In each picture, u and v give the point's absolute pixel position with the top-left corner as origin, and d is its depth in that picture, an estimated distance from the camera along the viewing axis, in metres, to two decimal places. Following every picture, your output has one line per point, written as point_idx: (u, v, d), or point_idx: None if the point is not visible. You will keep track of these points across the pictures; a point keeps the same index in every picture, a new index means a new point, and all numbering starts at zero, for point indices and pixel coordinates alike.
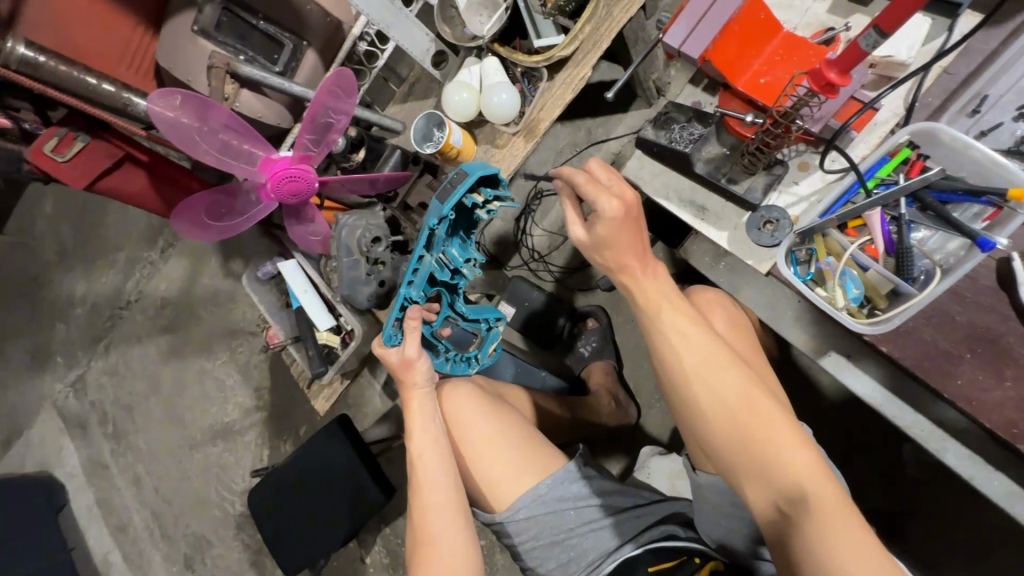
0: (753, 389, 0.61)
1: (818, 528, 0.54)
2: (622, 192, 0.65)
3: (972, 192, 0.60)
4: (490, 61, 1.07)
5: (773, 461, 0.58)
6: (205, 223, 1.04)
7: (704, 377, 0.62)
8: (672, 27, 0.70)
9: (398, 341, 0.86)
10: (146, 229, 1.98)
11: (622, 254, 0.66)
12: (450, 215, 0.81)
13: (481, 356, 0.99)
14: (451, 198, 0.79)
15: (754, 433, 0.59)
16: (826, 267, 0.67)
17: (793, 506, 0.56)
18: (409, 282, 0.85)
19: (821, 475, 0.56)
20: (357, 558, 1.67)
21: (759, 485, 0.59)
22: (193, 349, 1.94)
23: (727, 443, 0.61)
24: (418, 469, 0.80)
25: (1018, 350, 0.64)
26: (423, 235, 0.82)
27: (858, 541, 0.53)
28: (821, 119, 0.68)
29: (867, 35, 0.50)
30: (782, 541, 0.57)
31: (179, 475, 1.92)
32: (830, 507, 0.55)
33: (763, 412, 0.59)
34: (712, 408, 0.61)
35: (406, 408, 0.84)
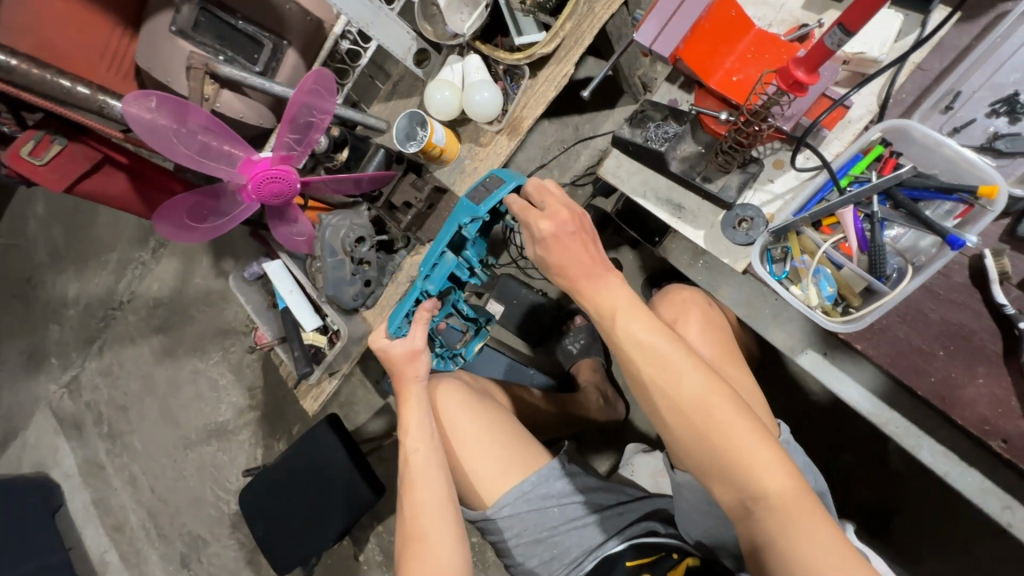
0: (713, 392, 0.59)
1: (782, 526, 0.54)
2: (556, 212, 0.67)
3: (943, 189, 0.60)
4: (472, 58, 1.06)
5: (736, 463, 0.57)
6: (188, 225, 1.03)
7: (663, 385, 0.61)
8: (643, 26, 0.70)
9: (405, 334, 0.89)
10: (136, 229, 1.97)
11: (575, 269, 0.66)
12: (484, 217, 0.83)
13: (467, 353, 1.04)
14: (488, 202, 0.82)
15: (715, 436, 0.58)
16: (801, 264, 0.67)
17: (758, 505, 0.56)
18: (425, 275, 0.89)
19: (784, 473, 0.56)
20: (351, 556, 1.68)
21: (726, 485, 0.58)
22: (186, 349, 1.94)
23: (692, 447, 0.60)
24: (412, 464, 0.79)
25: (992, 348, 0.64)
26: (451, 235, 0.85)
27: (821, 538, 0.53)
28: (793, 116, 0.68)
29: (832, 34, 0.49)
30: (751, 540, 0.57)
31: (175, 474, 1.93)
32: (792, 505, 0.55)
33: (723, 414, 0.58)
34: (673, 414, 0.60)
35: (402, 397, 0.84)
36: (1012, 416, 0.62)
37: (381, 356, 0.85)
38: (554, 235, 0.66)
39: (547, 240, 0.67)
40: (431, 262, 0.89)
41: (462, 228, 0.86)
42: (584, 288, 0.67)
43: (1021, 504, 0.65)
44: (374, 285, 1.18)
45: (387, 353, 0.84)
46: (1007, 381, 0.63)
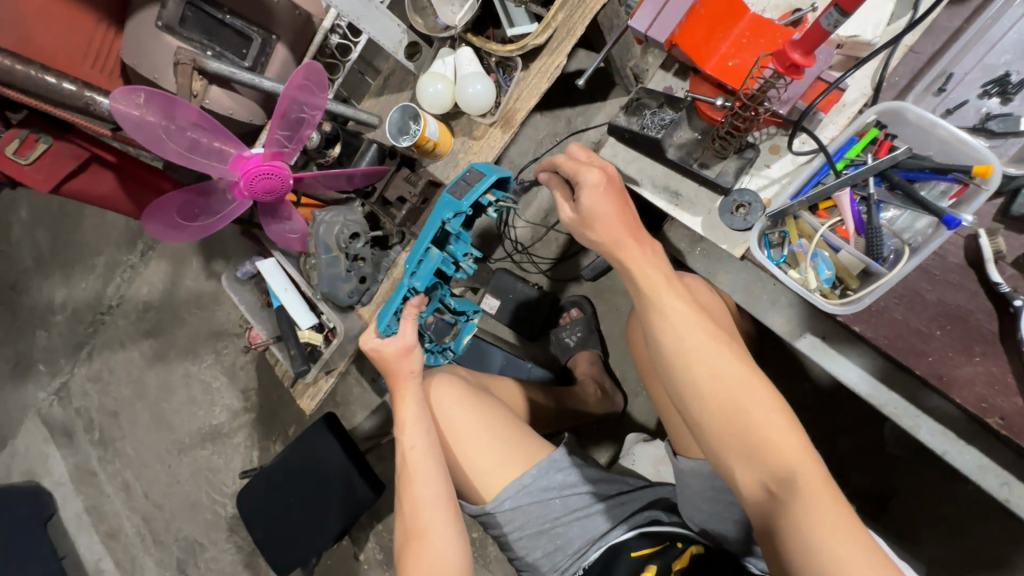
0: (748, 370, 0.59)
1: (803, 511, 0.54)
2: (602, 166, 0.69)
3: (938, 170, 0.61)
4: (463, 51, 1.06)
5: (763, 443, 0.57)
6: (178, 223, 1.02)
7: (701, 359, 0.60)
8: (638, 12, 0.71)
9: (395, 332, 0.87)
10: (124, 232, 1.94)
11: (612, 229, 0.66)
12: (468, 211, 0.84)
13: (456, 346, 1.01)
14: (471, 197, 0.83)
15: (744, 415, 0.57)
16: (798, 249, 0.67)
17: (781, 488, 0.55)
18: (412, 272, 0.86)
19: (810, 459, 0.56)
20: (351, 556, 1.68)
21: (750, 467, 0.57)
22: (178, 352, 1.92)
23: (721, 427, 0.59)
24: (410, 462, 0.79)
25: (987, 327, 0.65)
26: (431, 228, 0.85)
27: (844, 524, 0.53)
28: (789, 100, 0.67)
29: (829, 14, 0.49)
30: (771, 527, 0.56)
31: (169, 479, 1.91)
32: (815, 488, 0.54)
33: (757, 395, 0.58)
34: (706, 389, 0.59)
35: (397, 394, 0.83)
36: (1008, 393, 0.63)
37: (374, 355, 0.83)
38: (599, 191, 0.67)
39: (591, 190, 0.66)
40: (416, 258, 0.87)
41: (445, 223, 0.86)
42: (619, 254, 0.66)
43: (1017, 480, 0.66)
44: (370, 282, 1.17)
45: (380, 352, 0.83)
46: (1003, 359, 0.64)
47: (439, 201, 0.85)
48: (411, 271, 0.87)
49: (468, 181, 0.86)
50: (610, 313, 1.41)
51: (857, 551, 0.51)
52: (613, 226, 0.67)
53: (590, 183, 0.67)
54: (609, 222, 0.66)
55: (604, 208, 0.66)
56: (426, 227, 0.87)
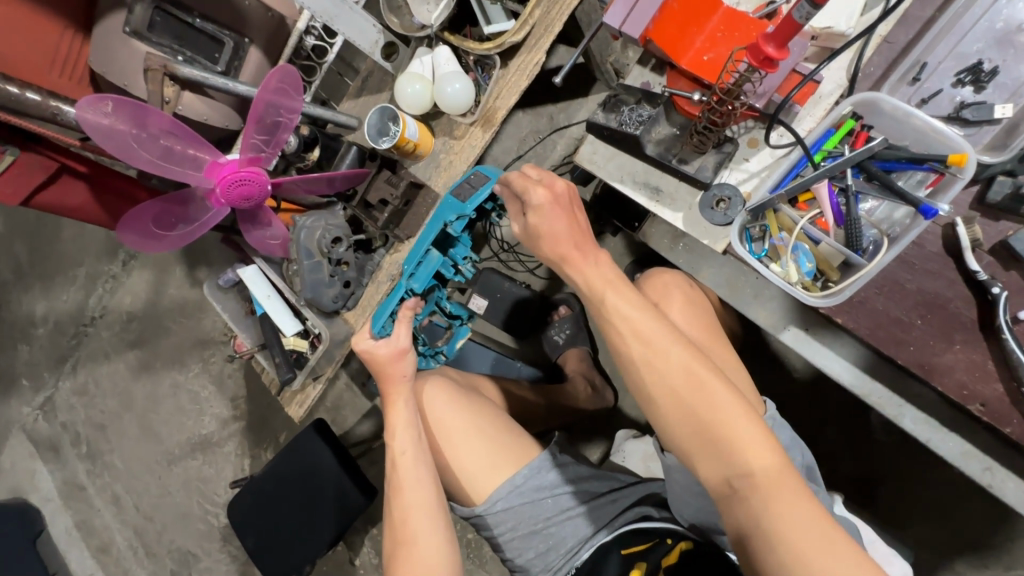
0: (701, 367, 0.59)
1: (767, 503, 0.54)
2: (551, 182, 0.67)
3: (914, 160, 0.61)
4: (441, 49, 1.04)
5: (723, 439, 0.57)
6: (155, 233, 1.00)
7: (651, 361, 0.60)
8: (611, 8, 0.70)
9: (390, 333, 0.89)
10: (104, 241, 1.90)
11: (560, 244, 0.66)
12: (471, 214, 0.85)
13: (448, 349, 1.05)
14: (475, 199, 0.84)
15: (702, 413, 0.58)
16: (779, 242, 0.67)
17: (744, 482, 0.55)
18: (410, 274, 0.89)
19: (768, 452, 0.56)
20: (346, 561, 1.67)
21: (712, 463, 0.57)
22: (164, 362, 1.89)
23: (680, 425, 0.59)
24: (402, 467, 0.78)
25: (966, 315, 0.65)
26: (434, 229, 0.86)
27: (803, 511, 0.53)
28: (764, 94, 0.67)
29: (801, 7, 0.48)
30: (736, 524, 0.56)
31: (160, 491, 1.88)
32: (776, 480, 0.55)
33: (711, 392, 0.58)
34: (660, 391, 0.60)
35: (389, 401, 0.82)
36: (989, 380, 0.64)
37: (366, 358, 0.82)
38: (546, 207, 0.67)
39: (538, 211, 0.67)
40: (416, 260, 0.89)
41: (447, 225, 0.87)
42: (571, 264, 0.66)
43: (999, 465, 0.67)
44: (354, 286, 1.16)
45: (372, 354, 0.81)
46: (982, 346, 0.64)
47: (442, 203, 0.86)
48: (409, 272, 0.89)
49: (472, 184, 0.86)
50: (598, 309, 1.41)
51: (817, 539, 0.52)
52: (560, 241, 0.66)
53: (537, 203, 0.67)
54: (558, 236, 0.66)
55: (556, 223, 0.66)
56: (427, 229, 0.88)
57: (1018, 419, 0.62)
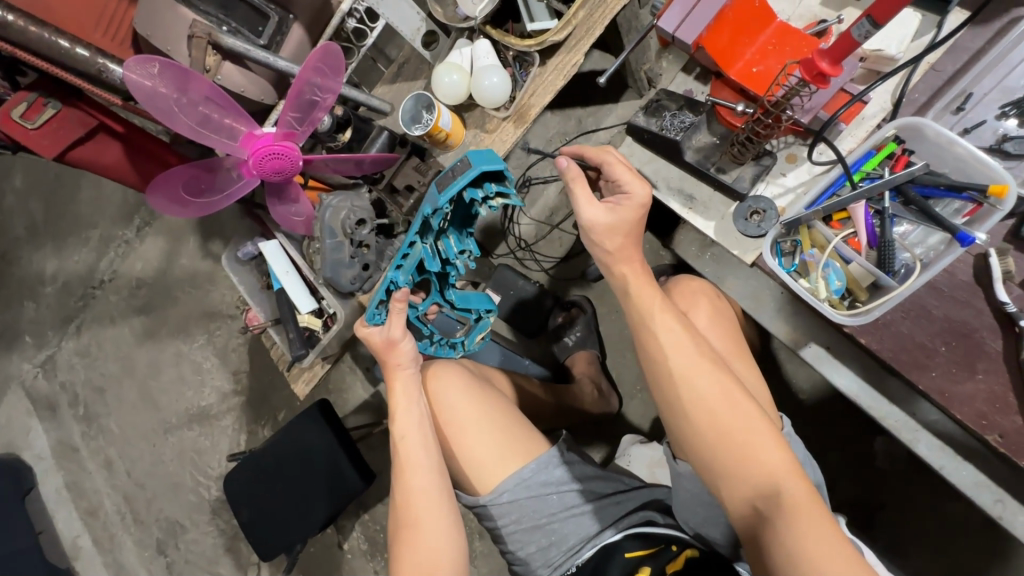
0: (734, 389, 0.63)
1: (790, 524, 0.57)
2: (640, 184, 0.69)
3: (954, 188, 0.61)
4: (481, 43, 1.06)
5: (751, 461, 0.60)
6: (183, 198, 1.01)
7: (688, 378, 0.64)
8: (666, 12, 0.68)
9: (381, 321, 0.84)
10: (121, 206, 1.92)
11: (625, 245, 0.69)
12: (445, 208, 0.75)
13: (468, 344, 0.95)
14: (447, 191, 0.73)
15: (735, 434, 0.61)
16: (809, 258, 0.67)
17: (770, 505, 0.58)
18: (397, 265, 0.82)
19: (796, 477, 0.59)
20: (335, 543, 1.70)
21: (738, 484, 0.60)
22: (170, 330, 1.90)
23: (709, 445, 0.62)
24: (411, 451, 0.78)
25: (989, 344, 0.65)
26: (415, 224, 0.78)
27: (829, 535, 0.56)
28: (811, 110, 0.67)
29: (861, 24, 0.50)
30: (761, 542, 0.59)
31: (153, 459, 1.89)
32: (801, 506, 0.57)
33: (741, 413, 0.62)
34: (693, 409, 0.63)
35: (391, 387, 0.82)
36: (1009, 412, 0.63)
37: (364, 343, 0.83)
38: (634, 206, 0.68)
39: (634, 205, 0.68)
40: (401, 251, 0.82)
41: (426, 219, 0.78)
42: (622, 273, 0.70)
43: (1011, 497, 0.66)
44: (373, 269, 1.16)
45: (369, 340, 0.82)
46: (1005, 377, 0.64)
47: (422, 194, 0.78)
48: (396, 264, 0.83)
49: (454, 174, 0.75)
50: (610, 314, 1.42)
51: (835, 563, 0.54)
52: (622, 244, 0.69)
53: (640, 198, 0.67)
54: (629, 243, 0.69)
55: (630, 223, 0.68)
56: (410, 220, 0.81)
57: None
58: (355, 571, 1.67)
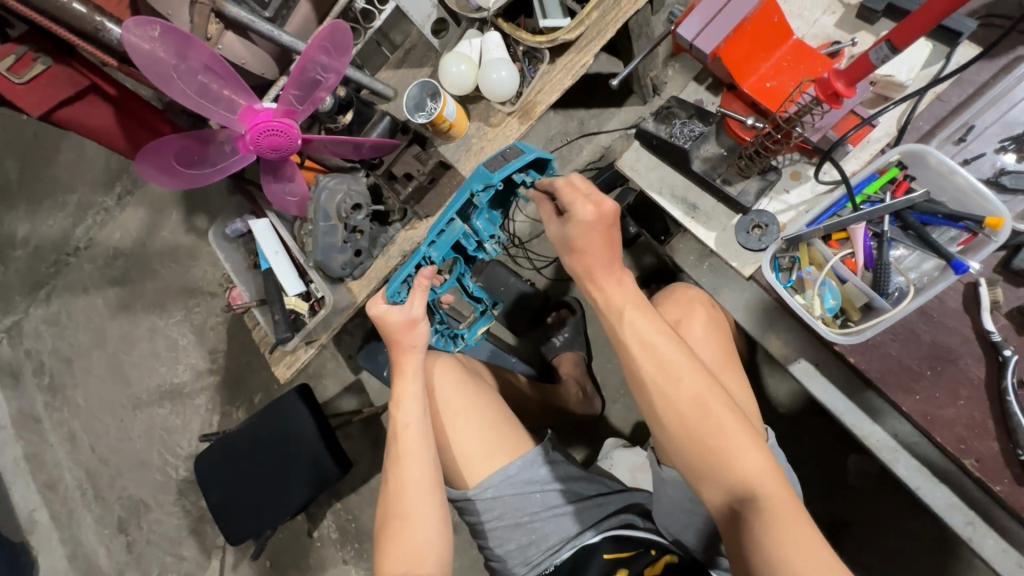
0: (709, 393, 0.63)
1: (767, 526, 0.57)
2: (599, 200, 0.68)
3: (951, 217, 0.62)
4: (492, 35, 1.05)
5: (727, 466, 0.60)
6: (174, 168, 0.98)
7: (662, 384, 0.64)
8: (687, 19, 0.70)
9: (402, 301, 0.85)
10: (101, 171, 1.85)
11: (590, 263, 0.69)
12: (496, 186, 0.78)
13: (468, 336, 0.97)
14: (502, 170, 0.77)
15: (710, 438, 0.61)
16: (806, 275, 0.69)
17: (747, 509, 0.59)
18: (431, 241, 0.84)
19: (772, 478, 0.59)
20: (304, 531, 1.68)
21: (716, 488, 0.61)
22: (146, 304, 1.84)
23: (687, 449, 0.62)
24: (404, 439, 0.77)
25: (973, 371, 0.66)
26: (461, 199, 0.79)
27: (807, 538, 0.56)
28: (820, 129, 0.69)
29: (879, 48, 0.51)
30: (739, 545, 0.59)
31: (120, 435, 1.83)
32: (779, 508, 0.57)
33: (715, 418, 0.62)
34: (668, 413, 0.63)
35: (398, 368, 0.79)
36: (986, 438, 0.64)
37: (378, 322, 0.79)
38: (591, 223, 0.67)
39: (581, 225, 0.68)
40: (438, 228, 0.84)
41: (473, 195, 0.80)
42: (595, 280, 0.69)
43: (983, 521, 0.68)
44: (364, 255, 1.17)
45: (383, 318, 0.78)
46: (986, 405, 0.65)
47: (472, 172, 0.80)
48: (430, 240, 0.84)
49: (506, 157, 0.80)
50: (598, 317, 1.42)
51: (813, 566, 0.54)
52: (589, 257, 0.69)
53: (582, 217, 0.67)
54: (590, 255, 0.68)
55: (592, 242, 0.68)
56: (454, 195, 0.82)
57: (1009, 479, 0.63)
58: (324, 560, 1.65)
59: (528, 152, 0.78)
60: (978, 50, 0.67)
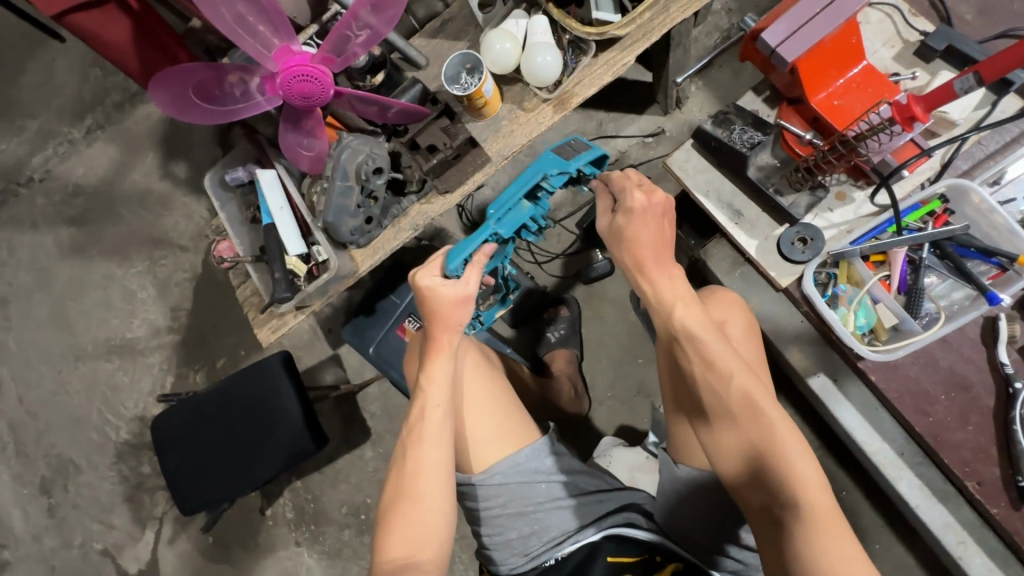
0: (760, 394, 0.64)
1: (807, 529, 0.59)
2: (653, 192, 0.72)
3: (984, 252, 0.69)
4: (540, 18, 1.04)
5: (772, 467, 0.62)
6: (189, 99, 0.91)
7: (712, 381, 0.66)
8: (775, 25, 0.71)
9: (460, 278, 0.82)
10: (71, 100, 1.69)
11: (639, 252, 0.70)
12: (571, 174, 0.84)
13: (486, 318, 1.04)
14: (578, 161, 0.84)
15: (757, 439, 0.63)
16: (841, 292, 0.75)
17: (788, 512, 0.61)
18: (498, 218, 0.84)
19: (815, 484, 0.61)
20: (256, 509, 1.58)
21: (758, 488, 0.63)
22: (104, 250, 1.69)
23: (733, 446, 0.65)
24: (428, 420, 0.74)
25: (983, 400, 0.77)
26: (534, 179, 0.82)
27: (847, 547, 0.58)
28: (882, 151, 0.73)
29: (966, 79, 0.61)
30: (779, 548, 0.62)
31: (56, 388, 1.68)
32: (821, 516, 0.60)
33: (763, 419, 0.64)
34: (718, 410, 0.66)
35: (435, 344, 0.77)
36: (988, 462, 0.75)
37: (425, 293, 0.77)
38: (643, 209, 0.71)
39: (630, 213, 0.71)
40: (507, 206, 0.84)
41: (545, 177, 0.84)
42: (648, 274, 0.70)
43: (972, 540, 0.79)
44: (374, 225, 1.12)
45: (432, 291, 0.76)
46: (991, 432, 0.76)
47: (546, 156, 0.84)
48: (496, 216, 0.84)
49: (575, 149, 0.89)
50: (594, 318, 1.41)
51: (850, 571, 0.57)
52: (642, 248, 0.70)
53: (631, 205, 0.71)
54: (641, 244, 0.70)
55: (645, 233, 0.70)
56: (524, 176, 0.84)
57: (1006, 502, 0.74)
58: (274, 540, 1.57)
59: (596, 149, 0.87)
60: (1023, 105, 0.73)
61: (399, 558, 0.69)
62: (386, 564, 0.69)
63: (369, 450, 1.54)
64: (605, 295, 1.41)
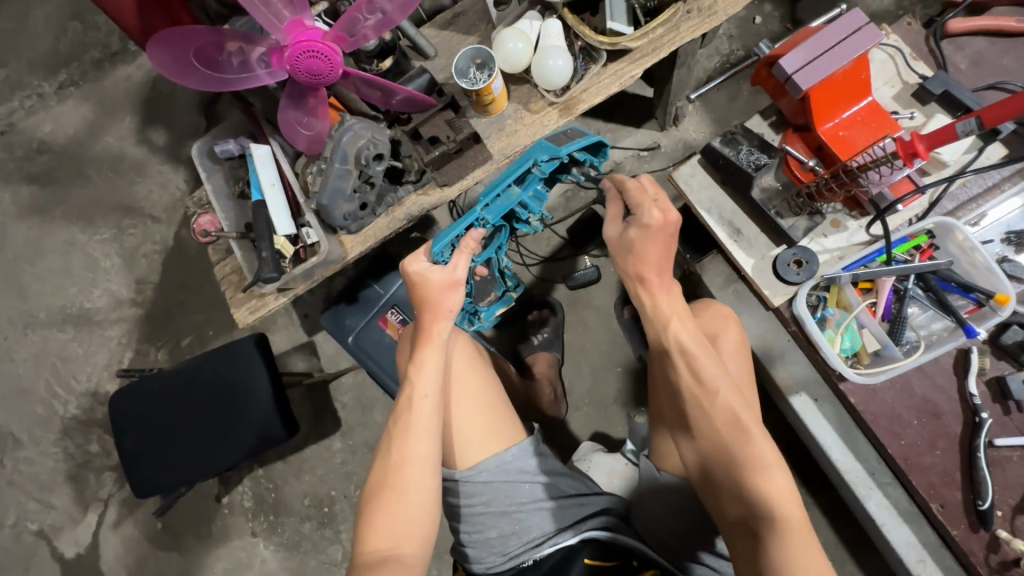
0: (743, 411, 0.67)
1: (782, 543, 0.60)
2: (665, 209, 0.73)
3: (964, 287, 0.76)
4: (554, 23, 1.05)
5: (750, 481, 0.64)
6: (190, 63, 0.88)
7: (700, 397, 0.69)
8: (792, 53, 0.75)
9: (445, 262, 0.84)
10: (44, 52, 1.59)
11: (644, 266, 0.73)
12: (562, 159, 0.83)
13: (486, 314, 1.06)
14: (570, 145, 0.83)
15: (738, 452, 0.65)
16: (829, 315, 0.81)
17: (763, 525, 0.62)
18: (486, 203, 0.84)
19: (792, 500, 0.62)
20: (213, 496, 1.52)
21: (736, 501, 0.65)
22: (67, 213, 1.60)
23: (716, 459, 0.67)
24: (415, 409, 0.73)
25: (951, 428, 0.82)
26: (522, 164, 0.82)
27: (813, 561, 0.59)
28: (881, 184, 0.75)
29: (969, 122, 0.65)
30: (751, 560, 0.62)
31: (3, 356, 1.57)
32: (795, 530, 0.60)
33: (745, 434, 0.65)
34: (703, 422, 0.68)
35: (427, 333, 0.76)
36: (952, 486, 0.80)
37: (414, 280, 0.77)
38: (639, 239, 0.73)
39: (643, 229, 0.73)
40: (495, 192, 0.84)
41: (536, 164, 0.84)
42: (649, 287, 0.73)
43: (932, 560, 0.84)
44: (368, 212, 1.09)
45: (423, 278, 0.76)
46: (957, 458, 0.80)
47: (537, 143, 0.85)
48: (484, 202, 0.84)
49: (570, 137, 0.89)
50: (577, 324, 1.42)
51: None
52: (648, 260, 0.73)
53: (648, 222, 0.72)
54: (645, 259, 0.73)
55: (648, 247, 0.73)
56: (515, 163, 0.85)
57: (965, 525, 0.79)
58: (228, 529, 1.51)
59: (591, 136, 0.86)
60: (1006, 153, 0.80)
61: (382, 549, 0.68)
62: (368, 554, 0.68)
63: (338, 441, 1.50)
64: (590, 301, 1.41)
